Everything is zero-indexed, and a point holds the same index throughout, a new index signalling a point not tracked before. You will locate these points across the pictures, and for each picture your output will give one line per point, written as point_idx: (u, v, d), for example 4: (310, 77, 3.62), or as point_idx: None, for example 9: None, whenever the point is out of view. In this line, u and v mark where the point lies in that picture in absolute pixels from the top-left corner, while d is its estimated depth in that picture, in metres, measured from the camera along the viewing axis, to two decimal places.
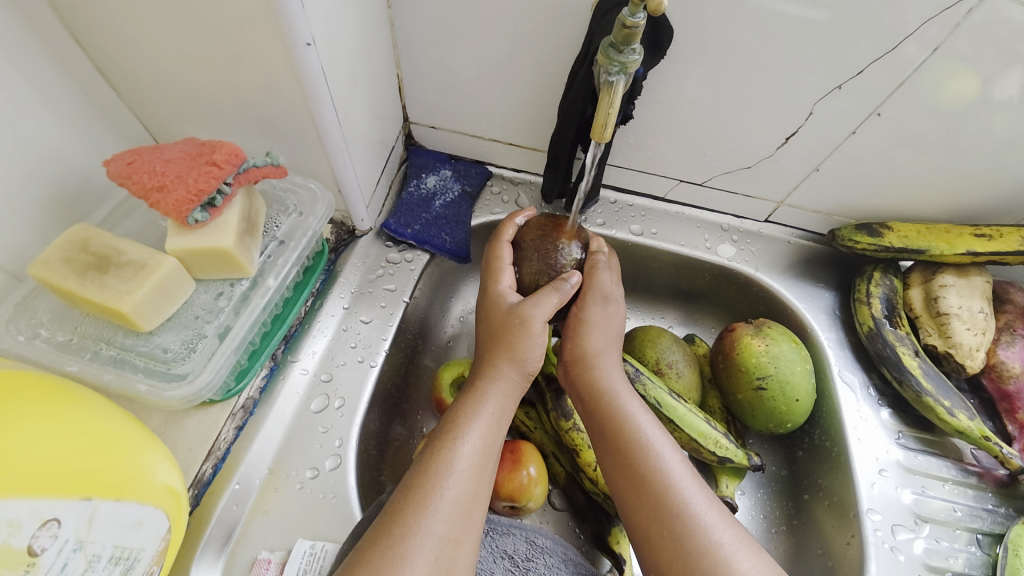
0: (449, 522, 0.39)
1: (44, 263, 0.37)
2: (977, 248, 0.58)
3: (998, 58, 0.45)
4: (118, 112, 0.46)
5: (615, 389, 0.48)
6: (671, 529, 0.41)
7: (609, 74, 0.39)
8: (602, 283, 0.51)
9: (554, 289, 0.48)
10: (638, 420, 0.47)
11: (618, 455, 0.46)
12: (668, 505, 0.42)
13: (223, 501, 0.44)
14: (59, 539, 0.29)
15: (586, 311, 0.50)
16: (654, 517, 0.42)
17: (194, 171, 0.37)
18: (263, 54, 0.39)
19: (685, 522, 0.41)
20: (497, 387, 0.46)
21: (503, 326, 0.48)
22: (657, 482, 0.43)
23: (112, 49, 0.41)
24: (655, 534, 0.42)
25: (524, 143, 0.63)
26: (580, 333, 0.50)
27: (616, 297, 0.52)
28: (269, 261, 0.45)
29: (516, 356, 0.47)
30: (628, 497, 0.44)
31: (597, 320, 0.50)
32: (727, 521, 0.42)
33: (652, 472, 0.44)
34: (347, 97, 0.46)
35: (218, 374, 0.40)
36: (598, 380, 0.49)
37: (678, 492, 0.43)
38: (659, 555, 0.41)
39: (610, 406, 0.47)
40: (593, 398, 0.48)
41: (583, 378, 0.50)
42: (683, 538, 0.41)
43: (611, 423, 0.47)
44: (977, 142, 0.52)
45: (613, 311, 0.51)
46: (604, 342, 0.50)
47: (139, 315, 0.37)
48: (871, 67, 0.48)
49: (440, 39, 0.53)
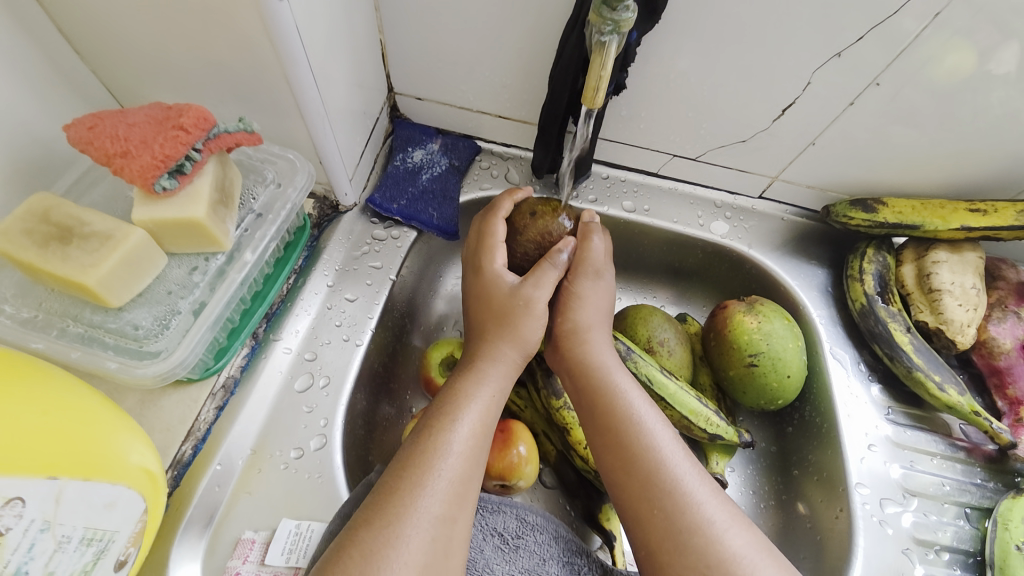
0: (446, 502, 0.38)
1: (3, 234, 0.35)
2: (971, 223, 0.57)
3: (994, 32, 0.44)
4: (80, 74, 0.43)
5: (606, 367, 0.48)
6: (664, 508, 0.41)
7: (601, 34, 0.37)
8: (593, 256, 0.51)
9: (551, 263, 0.48)
10: (630, 397, 0.46)
11: (607, 435, 0.45)
12: (658, 484, 0.42)
13: (204, 483, 0.43)
14: (24, 519, 0.28)
15: (576, 285, 0.50)
16: (645, 496, 0.42)
17: (161, 135, 0.35)
18: (231, 11, 0.36)
19: (678, 501, 0.41)
20: (497, 367, 0.45)
21: (501, 308, 0.47)
22: (649, 461, 0.43)
23: (67, 3, 0.38)
24: (645, 513, 0.42)
25: (514, 115, 0.61)
26: (570, 306, 0.50)
27: (607, 274, 0.51)
28: (245, 234, 0.43)
29: (519, 339, 0.46)
30: (619, 475, 0.44)
31: (587, 295, 0.50)
32: (719, 499, 0.42)
33: (642, 450, 0.43)
34: (326, 62, 0.44)
35: (192, 352, 0.39)
36: (590, 358, 0.48)
37: (670, 470, 0.43)
38: (650, 534, 0.41)
39: (601, 386, 0.47)
40: (584, 376, 0.48)
41: (570, 360, 0.49)
42: (674, 517, 0.40)
43: (601, 403, 0.46)
44: (975, 115, 0.51)
45: (603, 288, 0.51)
46: (595, 318, 0.50)
47: (107, 289, 0.35)
48: (871, 34, 0.46)
49: (424, 2, 0.50)
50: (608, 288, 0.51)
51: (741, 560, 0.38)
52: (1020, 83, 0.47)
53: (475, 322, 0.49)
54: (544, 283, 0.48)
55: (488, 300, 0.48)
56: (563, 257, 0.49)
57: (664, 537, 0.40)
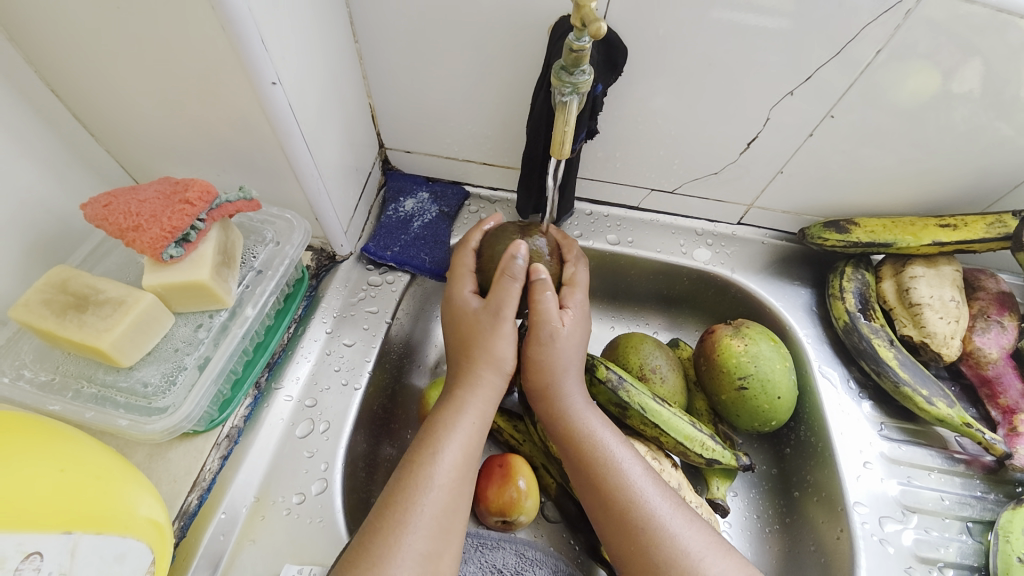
0: (429, 538, 0.39)
1: (25, 305, 0.38)
2: (942, 238, 0.59)
3: (954, 53, 0.46)
4: (97, 155, 0.48)
5: (577, 400, 0.49)
6: (640, 541, 0.42)
7: (563, 95, 0.41)
8: (546, 320, 0.48)
9: (510, 278, 0.48)
10: (602, 429, 0.48)
11: (584, 470, 0.46)
12: (634, 518, 0.43)
13: (210, 532, 0.44)
14: (42, 572, 0.29)
15: (532, 351, 0.49)
16: (621, 530, 0.43)
17: (168, 209, 0.39)
18: (232, 95, 0.40)
19: (654, 534, 0.42)
20: (478, 394, 0.47)
21: (476, 335, 0.49)
22: (622, 493, 0.44)
23: (86, 94, 0.43)
24: (624, 545, 0.43)
25: (497, 162, 0.65)
26: (532, 370, 0.49)
27: (563, 330, 0.49)
28: (247, 290, 0.46)
29: (493, 359, 0.48)
30: (595, 508, 0.45)
31: (544, 358, 0.49)
32: (697, 531, 0.43)
33: (617, 486, 0.45)
34: (319, 130, 0.48)
35: (198, 406, 0.41)
36: (560, 393, 0.49)
37: (645, 502, 0.44)
38: (630, 567, 0.42)
39: (572, 424, 0.48)
40: (556, 410, 0.49)
41: (540, 392, 0.50)
42: (649, 549, 0.42)
43: (574, 436, 0.48)
44: (939, 134, 0.54)
45: (561, 347, 0.49)
46: (555, 376, 0.49)
47: (118, 351, 0.38)
48: (820, 72, 0.50)
49: (409, 67, 0.55)
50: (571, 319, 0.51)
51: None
52: (982, 100, 0.50)
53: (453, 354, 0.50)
54: (504, 308, 0.48)
55: (462, 333, 0.50)
56: (517, 267, 0.48)
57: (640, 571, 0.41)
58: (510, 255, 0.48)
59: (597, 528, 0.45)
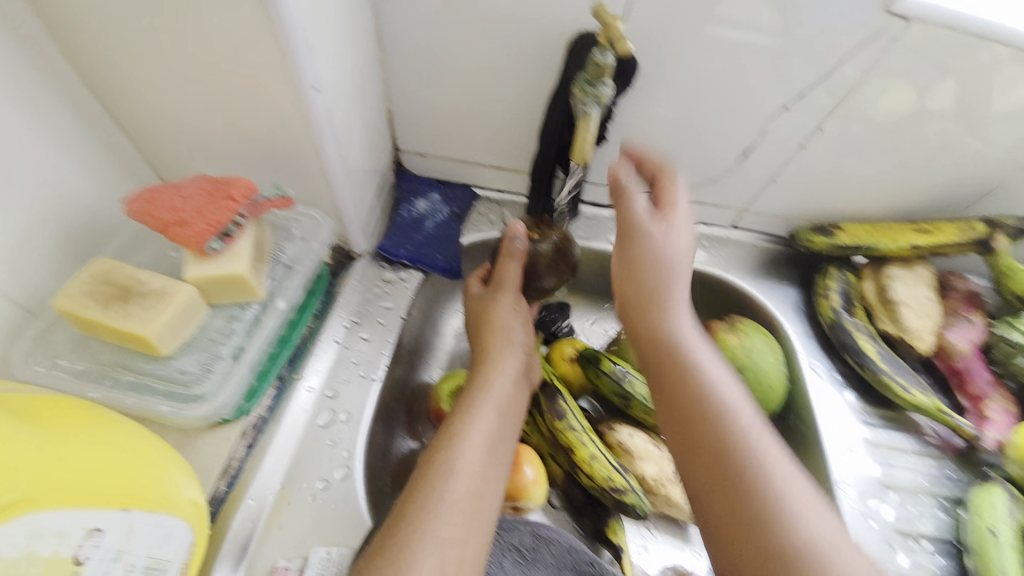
0: (455, 524, 0.37)
1: (68, 296, 0.39)
2: (917, 241, 0.65)
3: (931, 75, 0.51)
4: (124, 150, 0.49)
5: (694, 347, 0.45)
6: (745, 494, 0.38)
7: (584, 104, 0.45)
8: (638, 215, 0.49)
9: (507, 255, 0.54)
10: (722, 378, 0.44)
11: (681, 413, 0.43)
12: (739, 470, 0.39)
13: (238, 518, 0.45)
14: (101, 549, 0.30)
15: (636, 244, 0.49)
16: (725, 484, 0.39)
17: (213, 205, 0.40)
18: (271, 97, 0.42)
19: (763, 486, 0.38)
20: (501, 376, 0.48)
21: (486, 313, 0.53)
22: (736, 448, 0.40)
23: (120, 90, 0.44)
24: (723, 504, 0.39)
25: (507, 166, 0.68)
26: (628, 281, 0.49)
27: (670, 223, 0.49)
28: (276, 284, 0.49)
29: (504, 331, 0.52)
30: (685, 455, 0.42)
31: (645, 252, 0.48)
32: (812, 491, 0.39)
33: (723, 436, 0.41)
34: (346, 131, 0.50)
35: (233, 395, 0.43)
36: (665, 328, 0.46)
37: (764, 455, 0.39)
38: (731, 521, 0.38)
39: (669, 356, 0.45)
40: (658, 341, 0.46)
41: (641, 309, 0.47)
42: (756, 502, 0.38)
43: (673, 377, 0.44)
44: (913, 146, 0.59)
45: (670, 236, 0.48)
46: (661, 276, 0.47)
47: (161, 340, 0.40)
48: (814, 89, 0.54)
49: (427, 72, 0.58)
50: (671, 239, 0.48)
51: (830, 544, 0.36)
52: (954, 117, 0.55)
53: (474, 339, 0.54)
54: (504, 281, 0.54)
55: (475, 312, 0.56)
56: (514, 243, 0.53)
57: (734, 522, 0.38)
58: (506, 235, 0.54)
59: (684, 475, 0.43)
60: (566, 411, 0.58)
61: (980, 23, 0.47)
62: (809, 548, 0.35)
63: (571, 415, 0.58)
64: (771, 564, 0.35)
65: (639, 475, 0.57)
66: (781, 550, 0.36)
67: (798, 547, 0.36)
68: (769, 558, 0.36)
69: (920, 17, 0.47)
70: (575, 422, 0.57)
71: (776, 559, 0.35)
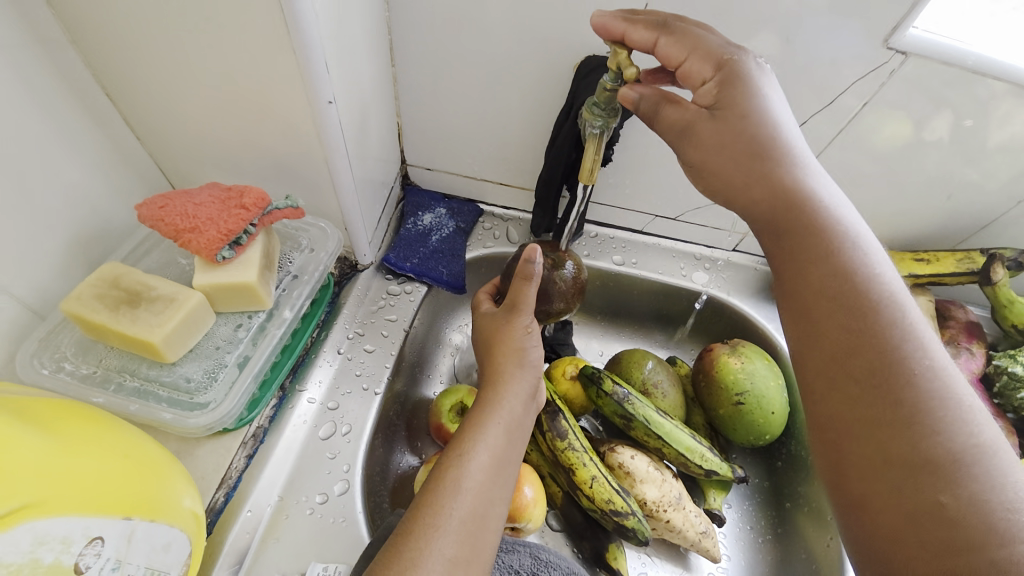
0: (460, 544, 0.37)
1: (78, 299, 0.39)
2: (916, 271, 0.66)
3: (929, 106, 0.52)
4: (139, 157, 0.50)
5: (846, 225, 0.39)
6: (899, 384, 0.33)
7: (592, 127, 0.44)
8: (683, 114, 0.42)
9: (523, 280, 0.48)
10: (876, 261, 0.38)
11: (830, 310, 0.37)
12: (897, 358, 0.34)
13: (235, 530, 0.45)
14: (102, 558, 0.30)
15: (706, 136, 0.41)
16: (881, 384, 0.34)
17: (225, 213, 0.41)
18: (287, 111, 0.43)
19: (919, 376, 0.33)
20: (512, 396, 0.46)
21: (496, 334, 0.50)
22: (892, 348, 0.35)
23: (139, 100, 0.45)
24: (884, 409, 0.33)
25: (513, 183, 0.68)
26: (686, 137, 0.42)
27: (722, 92, 0.40)
28: (283, 293, 0.49)
29: (516, 351, 0.48)
30: (834, 360, 0.36)
31: (720, 136, 0.41)
32: (977, 400, 0.33)
33: (875, 326, 0.35)
34: (358, 144, 0.51)
35: (237, 404, 0.43)
36: (806, 212, 0.39)
37: (927, 358, 0.34)
38: (883, 423, 0.33)
39: (817, 245, 0.38)
40: (805, 236, 0.39)
41: (763, 189, 0.40)
42: (914, 395, 0.33)
43: (827, 276, 0.38)
44: (914, 176, 0.60)
45: (731, 113, 0.40)
46: (751, 149, 0.40)
47: (168, 347, 0.40)
48: (813, 118, 0.55)
49: (438, 89, 0.59)
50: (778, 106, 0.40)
51: (994, 451, 0.31)
52: (951, 149, 0.56)
53: (482, 356, 0.51)
54: (522, 303, 0.49)
55: (487, 330, 0.51)
56: (532, 269, 0.47)
57: (885, 423, 0.33)
58: (524, 259, 0.47)
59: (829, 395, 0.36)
60: (567, 431, 0.57)
61: (975, 58, 0.48)
62: (968, 452, 0.31)
63: (572, 435, 0.57)
64: (919, 472, 0.31)
65: (639, 498, 0.57)
66: (937, 455, 0.31)
67: (953, 452, 0.31)
68: (919, 464, 0.32)
69: (917, 53, 0.48)
70: (576, 442, 0.57)
71: (928, 467, 0.31)
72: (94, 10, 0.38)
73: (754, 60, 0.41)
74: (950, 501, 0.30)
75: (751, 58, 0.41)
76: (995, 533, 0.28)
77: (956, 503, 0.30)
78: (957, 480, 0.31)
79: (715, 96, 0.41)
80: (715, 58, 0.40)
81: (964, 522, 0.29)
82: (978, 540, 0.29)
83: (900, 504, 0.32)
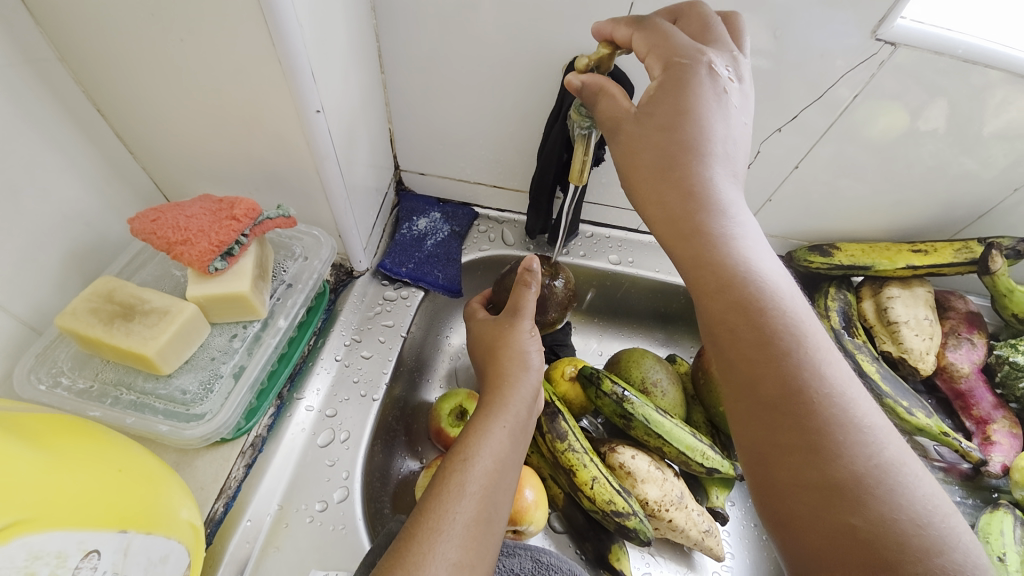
0: (465, 549, 0.36)
1: (71, 314, 0.39)
2: (915, 262, 0.66)
3: (921, 96, 0.52)
4: (132, 171, 0.50)
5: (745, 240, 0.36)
6: (799, 412, 0.32)
7: (581, 127, 0.45)
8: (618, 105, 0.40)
9: (524, 286, 0.51)
10: (772, 278, 0.35)
11: (729, 338, 0.35)
12: (795, 384, 0.33)
13: (236, 539, 0.45)
14: (98, 570, 0.30)
15: (633, 136, 0.39)
16: (782, 413, 0.32)
17: (216, 225, 0.41)
18: (276, 120, 0.44)
19: (816, 400, 0.32)
20: (516, 399, 0.46)
21: (501, 338, 0.51)
22: (790, 374, 0.33)
23: (130, 114, 0.45)
24: (785, 437, 0.32)
25: (507, 185, 0.68)
26: (616, 131, 0.40)
27: (658, 92, 0.38)
28: (278, 303, 0.49)
29: (517, 353, 0.49)
30: (740, 391, 0.34)
31: (645, 140, 0.38)
32: (877, 414, 0.33)
33: (772, 351, 0.33)
34: (348, 152, 0.51)
35: (233, 414, 0.43)
36: (707, 232, 0.36)
37: (826, 380, 0.33)
38: (789, 452, 0.32)
39: (716, 267, 0.35)
40: (703, 261, 0.35)
41: (666, 206, 0.37)
42: (812, 422, 0.32)
43: (727, 299, 0.35)
44: (909, 166, 0.60)
45: (661, 116, 0.38)
46: (664, 159, 0.37)
47: (162, 359, 0.40)
48: (805, 111, 0.55)
49: (428, 94, 0.59)
50: (699, 117, 0.37)
51: (893, 463, 0.31)
52: (945, 138, 0.56)
53: (483, 362, 0.51)
54: (522, 308, 0.51)
55: (488, 336, 0.52)
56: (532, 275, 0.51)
57: (796, 450, 0.32)
58: (525, 265, 0.51)
59: (740, 423, 0.35)
60: (567, 432, 0.57)
61: (965, 47, 0.48)
62: (871, 472, 0.30)
63: (572, 436, 0.57)
64: (831, 497, 0.30)
65: (641, 498, 0.57)
66: (844, 478, 0.30)
67: (857, 472, 0.31)
68: (830, 489, 0.31)
69: (906, 43, 0.48)
70: (576, 443, 0.57)
71: (839, 492, 0.30)
72: (79, 26, 0.38)
73: (711, 67, 0.38)
74: (861, 524, 0.29)
75: (709, 65, 0.38)
76: (907, 551, 0.28)
77: (867, 525, 0.29)
78: (864, 501, 0.30)
79: (651, 94, 0.38)
80: (666, 58, 0.38)
81: (875, 544, 0.29)
82: (892, 559, 0.28)
83: (815, 530, 0.31)
